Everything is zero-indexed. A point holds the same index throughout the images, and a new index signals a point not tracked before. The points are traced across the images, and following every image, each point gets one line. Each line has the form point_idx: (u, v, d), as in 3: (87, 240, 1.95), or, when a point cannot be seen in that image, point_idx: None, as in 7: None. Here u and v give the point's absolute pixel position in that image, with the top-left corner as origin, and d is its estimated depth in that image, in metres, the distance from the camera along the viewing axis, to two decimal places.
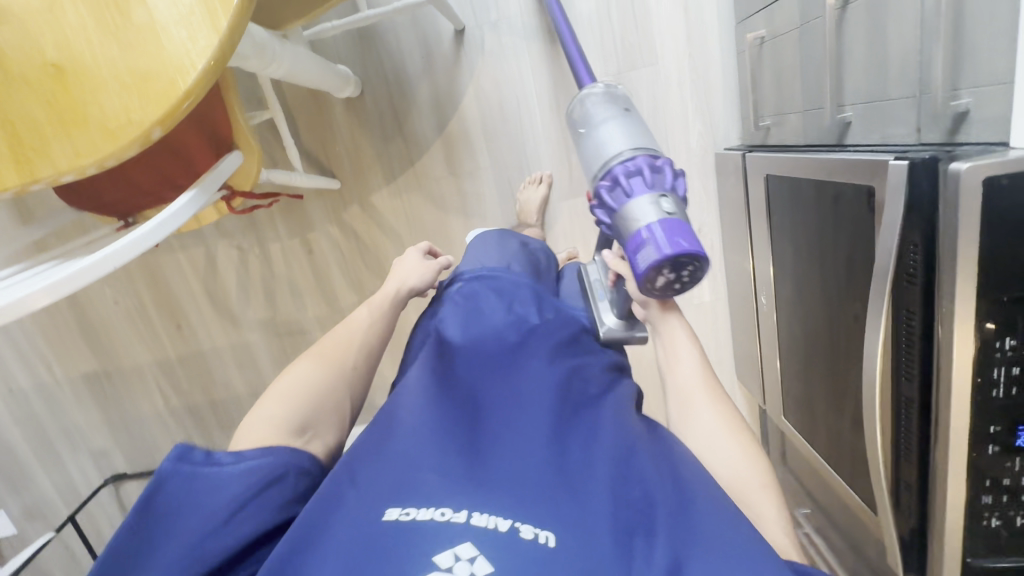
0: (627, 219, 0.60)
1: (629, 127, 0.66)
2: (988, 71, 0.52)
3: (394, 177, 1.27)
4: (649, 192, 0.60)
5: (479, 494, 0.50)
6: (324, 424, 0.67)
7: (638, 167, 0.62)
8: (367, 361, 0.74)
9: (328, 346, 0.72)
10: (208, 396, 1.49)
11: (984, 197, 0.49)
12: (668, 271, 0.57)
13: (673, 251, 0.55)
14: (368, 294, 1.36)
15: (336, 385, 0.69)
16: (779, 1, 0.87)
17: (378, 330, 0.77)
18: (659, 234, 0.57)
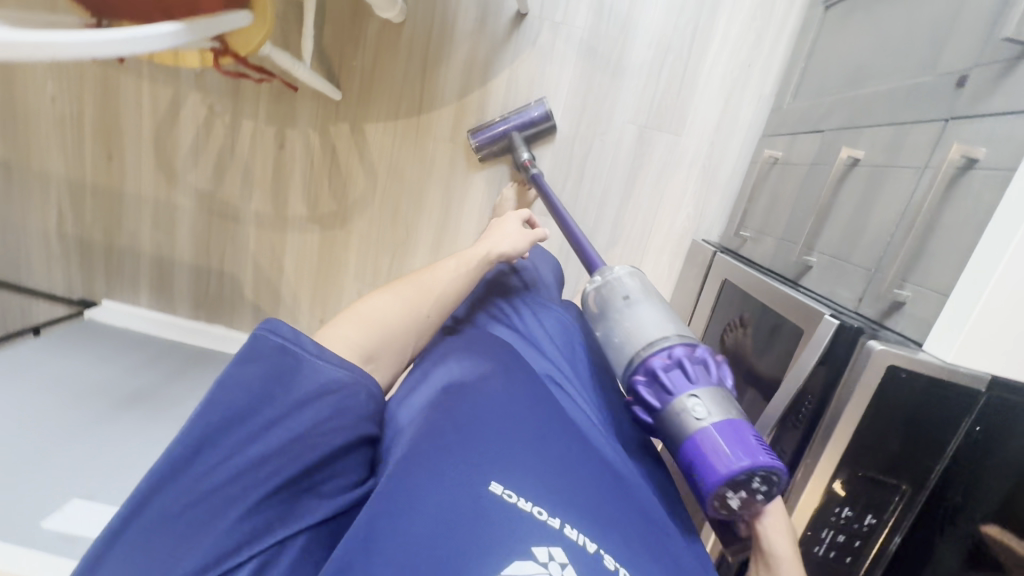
0: (673, 421, 0.59)
1: (652, 315, 0.67)
2: (933, 279, 0.56)
3: (396, 117, 1.23)
4: (690, 389, 0.60)
5: (576, 506, 0.51)
6: (386, 362, 0.63)
7: (675, 361, 0.62)
8: (442, 312, 0.70)
9: (410, 288, 0.69)
10: (106, 239, 1.37)
11: (882, 380, 0.52)
12: (737, 487, 0.55)
13: (733, 470, 0.54)
14: (320, 214, 1.30)
15: (413, 328, 0.66)
16: (805, 135, 0.91)
17: (457, 288, 0.72)
18: (714, 445, 0.56)
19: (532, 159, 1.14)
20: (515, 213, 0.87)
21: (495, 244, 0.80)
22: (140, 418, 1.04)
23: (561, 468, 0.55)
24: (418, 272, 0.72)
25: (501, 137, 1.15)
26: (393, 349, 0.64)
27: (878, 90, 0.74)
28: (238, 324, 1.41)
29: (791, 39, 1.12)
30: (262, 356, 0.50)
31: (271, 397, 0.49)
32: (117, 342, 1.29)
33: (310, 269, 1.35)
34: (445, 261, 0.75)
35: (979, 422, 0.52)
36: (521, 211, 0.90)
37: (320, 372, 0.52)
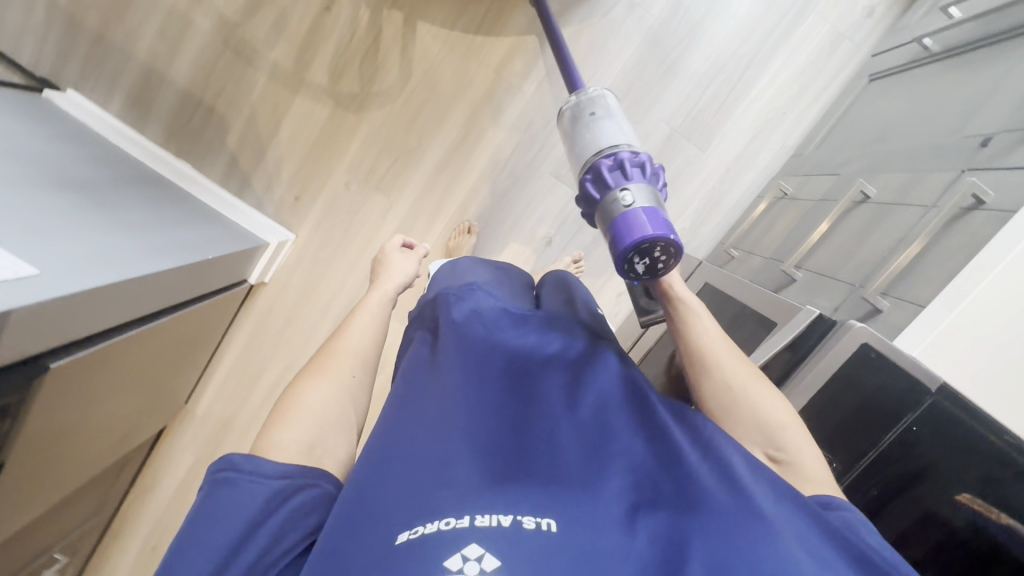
0: (604, 208, 0.66)
1: (614, 127, 0.75)
2: (915, 292, 0.61)
3: (452, 27, 1.22)
4: (624, 183, 0.66)
5: (501, 492, 0.47)
6: (339, 435, 0.57)
7: (620, 161, 0.68)
8: (366, 365, 0.64)
9: (324, 362, 0.62)
10: (99, 26, 1.25)
11: (852, 356, 0.58)
12: (642, 256, 0.62)
13: (638, 236, 0.60)
14: (338, 91, 1.25)
15: (342, 391, 0.60)
16: (820, 176, 0.98)
17: (373, 338, 0.67)
18: (632, 220, 0.62)
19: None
20: (389, 241, 0.88)
21: (383, 284, 0.77)
22: (75, 202, 0.94)
23: (479, 463, 0.51)
24: (325, 348, 0.65)
25: None
26: (341, 419, 0.58)
27: (902, 145, 0.82)
28: (206, 169, 1.31)
29: (826, 104, 1.21)
30: (209, 507, 0.47)
31: (215, 534, 0.45)
32: (69, 130, 1.15)
33: (305, 141, 1.29)
34: (352, 319, 0.69)
35: (919, 424, 0.55)
36: (393, 238, 0.89)
37: (256, 491, 0.47)
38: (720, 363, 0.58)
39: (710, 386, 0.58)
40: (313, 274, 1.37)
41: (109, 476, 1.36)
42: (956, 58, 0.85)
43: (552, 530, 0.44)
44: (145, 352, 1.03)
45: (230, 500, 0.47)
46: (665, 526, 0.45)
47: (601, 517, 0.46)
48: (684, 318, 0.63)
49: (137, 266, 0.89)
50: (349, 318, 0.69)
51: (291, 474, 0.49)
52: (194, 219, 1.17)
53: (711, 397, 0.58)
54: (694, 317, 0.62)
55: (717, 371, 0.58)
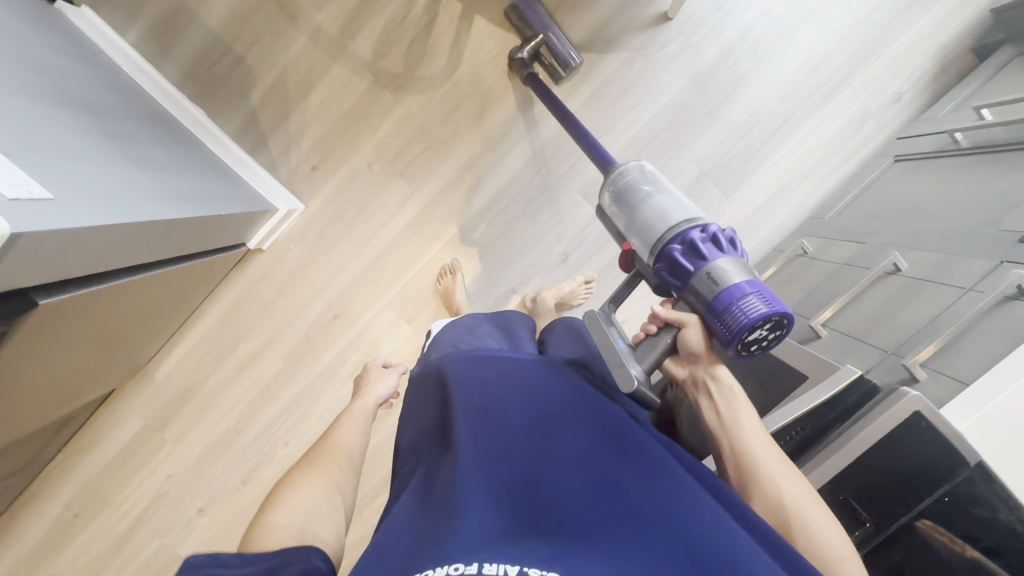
0: (725, 271, 0.65)
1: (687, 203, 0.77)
2: (957, 368, 0.64)
3: (508, 28, 1.20)
4: (736, 256, 0.68)
5: (510, 549, 0.46)
6: (328, 522, 0.57)
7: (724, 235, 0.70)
8: (353, 463, 0.67)
9: (318, 459, 0.65)
10: None
11: (905, 422, 0.57)
12: (763, 328, 0.63)
13: (773, 310, 0.62)
14: (380, 67, 1.21)
15: (329, 483, 0.62)
16: (843, 241, 1.02)
17: (358, 440, 0.71)
18: (759, 293, 0.64)
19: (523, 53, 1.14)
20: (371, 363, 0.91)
21: (366, 394, 0.82)
22: (89, 127, 0.86)
23: (494, 518, 0.50)
24: (319, 444, 0.69)
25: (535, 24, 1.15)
26: (328, 508, 0.59)
27: (933, 227, 0.86)
28: (221, 120, 1.23)
29: (846, 174, 1.27)
30: None
31: None
32: (82, 48, 1.05)
33: (335, 111, 1.23)
34: (338, 424, 0.73)
35: (949, 494, 0.56)
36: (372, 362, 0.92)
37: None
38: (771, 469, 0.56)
39: (762, 496, 0.55)
40: (315, 249, 1.30)
41: (47, 431, 1.22)
42: (988, 155, 0.91)
43: None
44: (129, 302, 0.95)
45: None
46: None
47: None
48: (732, 411, 0.61)
49: (149, 209, 0.81)
50: (340, 421, 0.74)
51: (274, 552, 0.49)
52: (203, 169, 1.08)
53: (762, 503, 0.54)
54: (740, 410, 0.60)
55: (770, 481, 0.55)
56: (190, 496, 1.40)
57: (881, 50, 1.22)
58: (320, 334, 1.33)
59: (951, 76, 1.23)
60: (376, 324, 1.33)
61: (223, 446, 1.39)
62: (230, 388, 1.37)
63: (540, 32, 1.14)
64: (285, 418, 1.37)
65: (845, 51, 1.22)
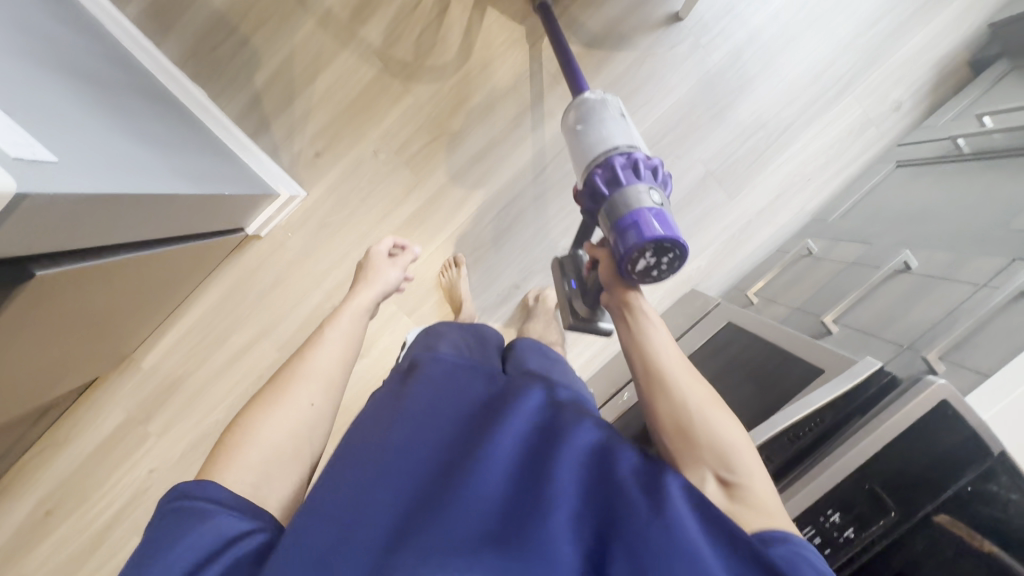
0: (617, 202, 0.68)
1: (626, 130, 0.76)
2: (974, 360, 0.65)
3: (520, 22, 1.20)
4: (639, 184, 0.69)
5: (448, 552, 0.43)
6: (286, 472, 0.58)
7: (633, 163, 0.71)
8: (330, 393, 0.65)
9: (288, 390, 0.63)
10: None
11: (933, 408, 0.57)
12: (650, 254, 0.65)
13: (651, 236, 0.63)
14: (389, 55, 1.19)
15: (298, 421, 0.61)
16: (849, 242, 1.04)
17: (335, 359, 0.69)
18: (646, 221, 0.65)
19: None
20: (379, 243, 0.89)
21: (359, 295, 0.79)
22: (88, 95, 0.82)
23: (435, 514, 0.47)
24: (289, 370, 0.67)
25: None
26: (293, 452, 0.60)
27: (940, 228, 0.88)
28: (223, 102, 1.19)
29: (846, 180, 1.30)
30: (168, 524, 0.48)
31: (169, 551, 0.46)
32: (80, 16, 1.02)
33: (341, 98, 1.21)
34: (319, 337, 0.71)
35: (972, 484, 0.57)
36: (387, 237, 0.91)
37: (207, 511, 0.49)
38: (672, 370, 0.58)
39: (665, 396, 0.57)
40: (316, 238, 1.27)
41: (23, 419, 1.16)
42: (992, 160, 0.93)
43: None
44: (123, 281, 0.91)
45: (186, 524, 0.47)
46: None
47: None
48: (643, 327, 0.63)
49: (149, 183, 0.78)
50: (322, 334, 0.71)
51: (256, 511, 0.51)
52: (203, 148, 1.05)
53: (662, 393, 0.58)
54: (653, 332, 0.62)
55: (674, 387, 0.57)
56: None
57: (884, 59, 1.25)
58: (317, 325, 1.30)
59: (948, 88, 1.27)
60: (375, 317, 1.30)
61: (210, 440, 1.33)
62: (220, 380, 1.32)
63: None
64: None
65: (848, 58, 1.25)
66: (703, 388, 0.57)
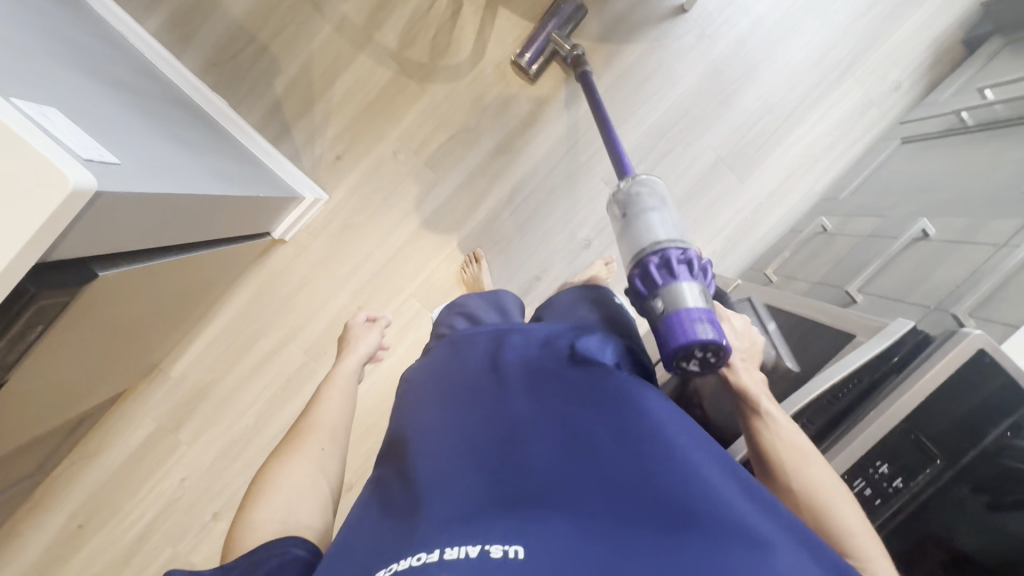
0: (652, 309, 0.70)
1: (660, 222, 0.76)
2: (1002, 314, 0.68)
3: (531, 19, 1.24)
4: (671, 284, 0.69)
5: (478, 523, 0.50)
6: (310, 510, 0.60)
7: (663, 260, 0.71)
8: (338, 438, 0.68)
9: (299, 440, 0.66)
10: None
11: (971, 357, 0.60)
12: (690, 357, 0.66)
13: (683, 343, 0.64)
14: (406, 57, 1.22)
15: (311, 465, 0.64)
16: (864, 217, 1.07)
17: (341, 409, 0.72)
18: (677, 324, 0.66)
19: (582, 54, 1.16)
20: (351, 320, 0.89)
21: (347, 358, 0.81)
22: (127, 104, 0.83)
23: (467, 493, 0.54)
24: (297, 425, 0.69)
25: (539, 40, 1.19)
26: (312, 491, 0.61)
27: (954, 196, 0.92)
28: (244, 109, 1.21)
29: (852, 159, 1.34)
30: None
31: None
32: (104, 30, 1.03)
33: (360, 100, 1.23)
34: (320, 395, 0.73)
35: (1012, 429, 0.60)
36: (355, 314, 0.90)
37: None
38: (779, 453, 0.59)
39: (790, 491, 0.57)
40: (339, 240, 1.29)
41: (59, 431, 1.17)
42: (996, 130, 0.98)
43: (518, 557, 0.46)
44: (164, 285, 0.92)
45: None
46: (631, 540, 0.47)
47: (575, 538, 0.48)
48: (762, 424, 0.62)
49: (196, 184, 0.80)
50: (321, 394, 0.74)
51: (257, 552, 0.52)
52: (232, 153, 1.07)
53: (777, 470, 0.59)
54: (775, 428, 0.61)
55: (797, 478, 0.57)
56: (206, 498, 1.34)
57: (882, 42, 1.30)
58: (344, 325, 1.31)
59: (944, 66, 1.31)
60: (400, 315, 1.32)
61: (241, 445, 1.34)
62: (249, 384, 1.33)
63: (547, 39, 1.19)
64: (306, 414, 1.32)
65: (847, 42, 1.30)
66: (817, 466, 0.57)
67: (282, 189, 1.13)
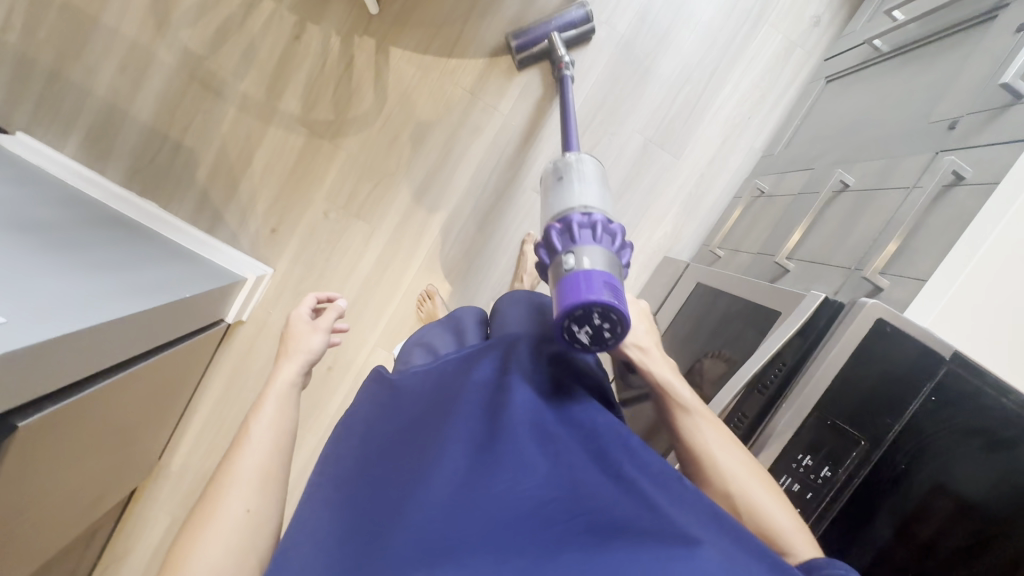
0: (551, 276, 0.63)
1: (576, 190, 0.71)
2: (913, 268, 0.63)
3: (425, 51, 1.23)
4: (569, 249, 0.62)
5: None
6: None
7: (570, 226, 0.64)
8: (265, 491, 0.58)
9: (219, 502, 0.55)
10: (55, 64, 1.19)
11: (870, 331, 0.57)
12: (577, 326, 0.57)
13: (562, 308, 0.57)
14: (313, 119, 1.23)
15: (233, 535, 0.54)
16: (794, 173, 1.02)
17: (270, 453, 0.60)
18: (565, 286, 0.58)
19: (571, 63, 1.13)
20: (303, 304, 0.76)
21: (292, 360, 0.70)
22: (37, 245, 0.87)
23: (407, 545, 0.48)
24: (215, 478, 0.57)
25: (542, 37, 1.18)
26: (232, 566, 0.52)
27: (870, 135, 0.86)
28: (175, 207, 1.25)
29: (787, 106, 1.28)
30: None
31: None
32: (23, 169, 1.09)
33: (280, 172, 1.25)
34: (245, 433, 0.61)
35: (937, 392, 0.56)
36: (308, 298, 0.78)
37: None
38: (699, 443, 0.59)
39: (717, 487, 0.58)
40: (295, 307, 1.31)
41: (76, 546, 1.23)
42: (907, 54, 0.91)
43: None
44: (120, 403, 0.96)
45: None
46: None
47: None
48: (683, 419, 0.61)
49: (104, 311, 0.83)
50: (246, 431, 0.61)
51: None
52: (165, 257, 1.11)
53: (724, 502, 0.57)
54: (699, 425, 0.60)
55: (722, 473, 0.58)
56: None
57: None
58: (319, 388, 1.33)
59: None
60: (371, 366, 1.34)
61: None
62: None
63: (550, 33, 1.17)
64: (303, 479, 1.34)
65: None
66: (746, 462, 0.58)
67: (225, 276, 1.17)
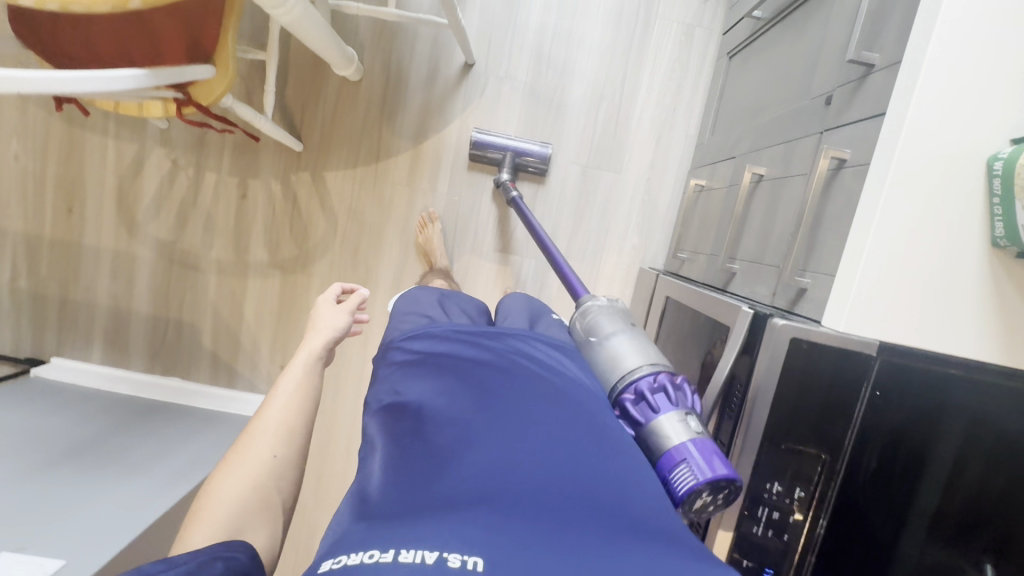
0: (656, 432, 0.60)
1: (638, 343, 0.69)
2: (826, 263, 0.62)
3: (355, 164, 1.31)
4: (675, 410, 0.61)
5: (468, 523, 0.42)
6: (258, 527, 0.55)
7: (661, 385, 0.63)
8: (291, 443, 0.60)
9: (244, 444, 0.59)
10: (62, 292, 1.35)
11: (788, 351, 0.58)
12: (705, 495, 0.57)
13: (709, 479, 0.55)
14: (281, 259, 1.34)
15: (260, 480, 0.56)
16: (722, 162, 1.02)
17: (296, 408, 0.62)
18: (695, 456, 0.57)
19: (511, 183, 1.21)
20: (328, 292, 0.77)
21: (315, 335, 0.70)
22: (84, 467, 0.99)
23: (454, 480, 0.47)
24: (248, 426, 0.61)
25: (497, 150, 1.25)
26: (256, 503, 0.55)
27: (769, 117, 0.86)
28: (195, 374, 1.38)
29: (707, 86, 1.27)
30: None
31: None
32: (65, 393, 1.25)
33: (270, 314, 1.36)
34: (274, 389, 0.63)
35: (879, 388, 0.57)
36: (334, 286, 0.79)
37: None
38: None
39: None
40: (324, 426, 1.41)
41: None
42: (780, 22, 0.90)
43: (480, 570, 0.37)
44: None
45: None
46: (615, 553, 0.41)
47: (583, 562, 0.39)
48: None
49: (149, 508, 0.93)
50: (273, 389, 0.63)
51: (199, 550, 0.49)
52: (199, 427, 1.23)
53: None
54: None
55: None
56: None
57: None
58: None
59: None
60: None
61: None
62: None
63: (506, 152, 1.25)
64: None
65: None
66: None
67: None
